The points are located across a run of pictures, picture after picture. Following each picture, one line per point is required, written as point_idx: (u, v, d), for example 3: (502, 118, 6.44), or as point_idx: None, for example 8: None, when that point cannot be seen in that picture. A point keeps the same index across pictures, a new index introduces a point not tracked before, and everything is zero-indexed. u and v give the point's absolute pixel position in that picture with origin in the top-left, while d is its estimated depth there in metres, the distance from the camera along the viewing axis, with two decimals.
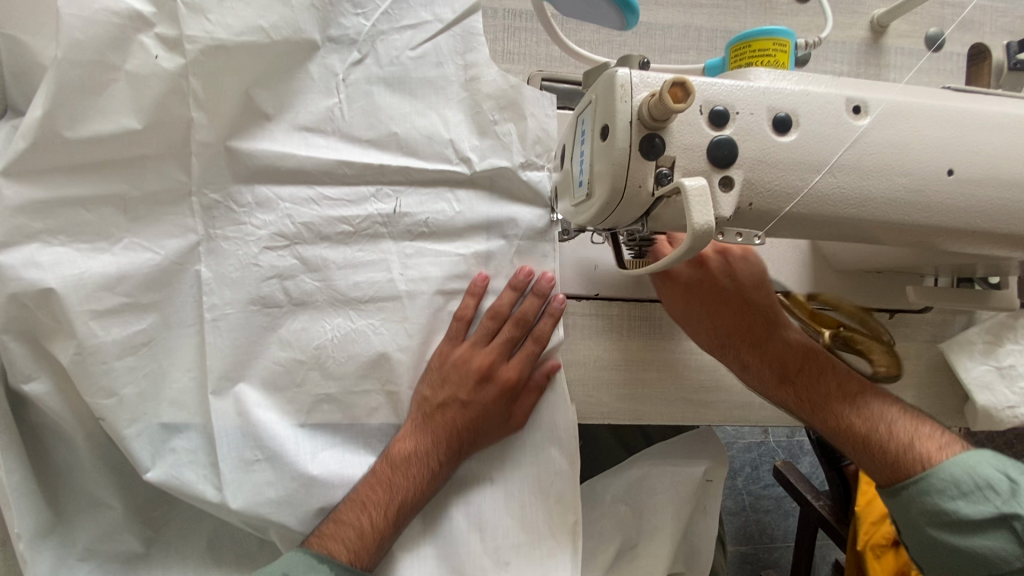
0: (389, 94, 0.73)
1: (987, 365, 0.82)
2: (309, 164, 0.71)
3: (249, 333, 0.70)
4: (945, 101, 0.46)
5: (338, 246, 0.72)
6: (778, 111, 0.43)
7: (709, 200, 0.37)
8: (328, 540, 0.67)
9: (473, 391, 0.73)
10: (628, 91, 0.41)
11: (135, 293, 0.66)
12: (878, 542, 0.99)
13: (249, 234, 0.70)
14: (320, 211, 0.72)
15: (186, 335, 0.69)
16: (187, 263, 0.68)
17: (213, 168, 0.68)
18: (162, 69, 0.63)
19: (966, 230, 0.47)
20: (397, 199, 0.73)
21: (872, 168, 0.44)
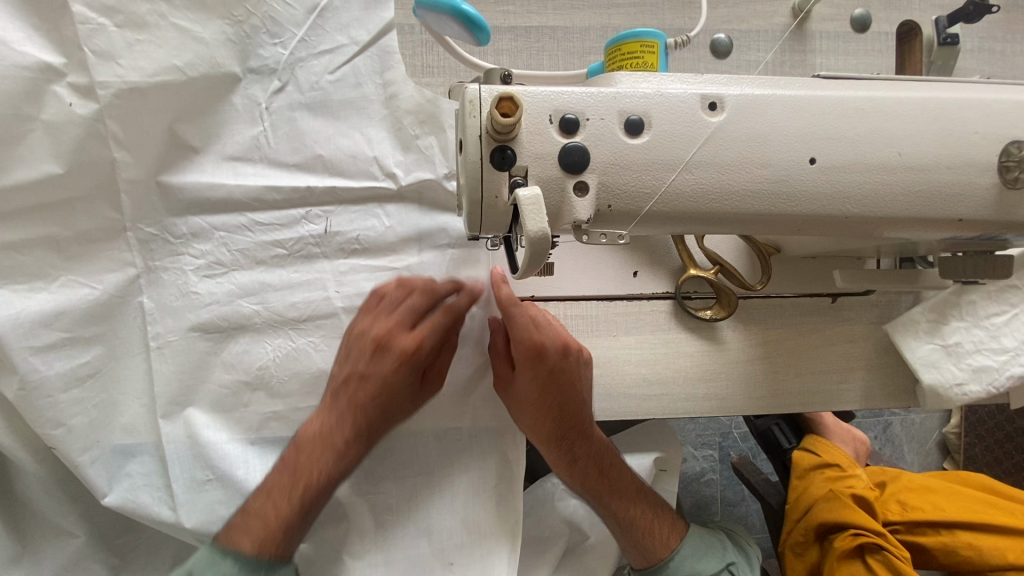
0: (313, 118, 0.75)
1: (934, 344, 0.81)
2: (238, 192, 0.73)
3: (191, 358, 0.73)
4: (805, 91, 0.47)
5: (273, 269, 0.75)
6: (630, 115, 0.44)
7: (542, 208, 0.39)
8: (235, 533, 0.65)
9: (371, 363, 0.70)
10: (477, 105, 0.42)
11: (77, 328, 0.69)
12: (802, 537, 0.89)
13: (186, 263, 0.73)
14: (254, 236, 0.74)
15: (131, 363, 0.73)
16: (129, 295, 0.72)
17: (145, 204, 0.71)
18: (77, 115, 0.66)
19: (840, 217, 0.48)
20: (327, 219, 0.76)
21: (731, 163, 0.45)
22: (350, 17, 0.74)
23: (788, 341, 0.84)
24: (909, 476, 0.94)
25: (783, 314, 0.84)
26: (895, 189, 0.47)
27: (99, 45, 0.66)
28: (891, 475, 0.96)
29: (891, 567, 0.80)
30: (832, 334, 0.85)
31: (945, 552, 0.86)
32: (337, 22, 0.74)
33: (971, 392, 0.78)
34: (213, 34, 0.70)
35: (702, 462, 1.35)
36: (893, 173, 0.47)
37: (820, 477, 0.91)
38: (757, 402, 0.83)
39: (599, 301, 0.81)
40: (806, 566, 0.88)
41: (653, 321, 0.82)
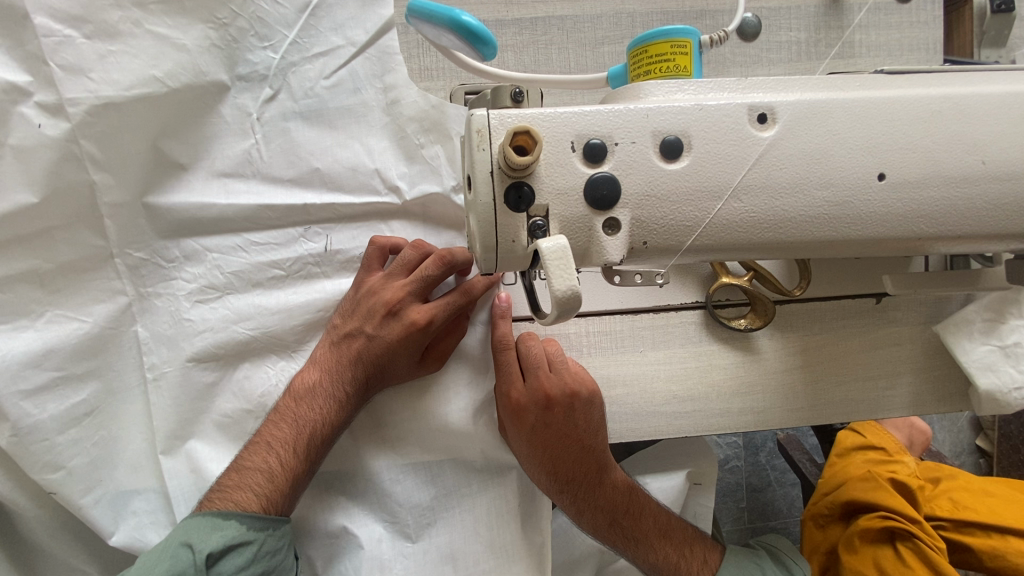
0: (307, 129, 0.68)
1: (990, 346, 0.73)
2: (230, 212, 0.67)
3: (192, 392, 0.68)
4: (870, 92, 0.40)
5: (271, 291, 0.69)
6: (666, 135, 0.37)
7: (570, 260, 0.33)
8: (231, 492, 0.59)
9: (380, 326, 0.65)
10: (486, 136, 0.36)
11: (68, 365, 0.64)
12: (820, 511, 0.85)
13: (179, 289, 0.68)
14: (250, 257, 0.69)
15: (130, 397, 0.68)
16: (122, 326, 0.67)
17: (131, 228, 0.66)
18: (47, 137, 0.61)
19: (912, 237, 0.41)
20: (327, 236, 0.70)
21: (785, 185, 0.38)
22: (345, 15, 0.67)
23: (828, 346, 0.78)
24: (967, 479, 0.87)
25: (822, 318, 0.77)
26: (975, 203, 0.40)
27: (64, 58, 0.61)
28: (947, 473, 0.89)
29: (921, 555, 0.74)
30: (876, 337, 0.78)
31: (991, 555, 0.79)
32: (331, 20, 0.67)
33: None
34: (195, 40, 0.64)
35: (726, 448, 1.24)
36: (975, 184, 0.40)
37: (861, 457, 0.88)
38: (796, 413, 0.78)
39: (622, 315, 0.75)
40: (825, 539, 0.83)
41: (682, 333, 0.76)
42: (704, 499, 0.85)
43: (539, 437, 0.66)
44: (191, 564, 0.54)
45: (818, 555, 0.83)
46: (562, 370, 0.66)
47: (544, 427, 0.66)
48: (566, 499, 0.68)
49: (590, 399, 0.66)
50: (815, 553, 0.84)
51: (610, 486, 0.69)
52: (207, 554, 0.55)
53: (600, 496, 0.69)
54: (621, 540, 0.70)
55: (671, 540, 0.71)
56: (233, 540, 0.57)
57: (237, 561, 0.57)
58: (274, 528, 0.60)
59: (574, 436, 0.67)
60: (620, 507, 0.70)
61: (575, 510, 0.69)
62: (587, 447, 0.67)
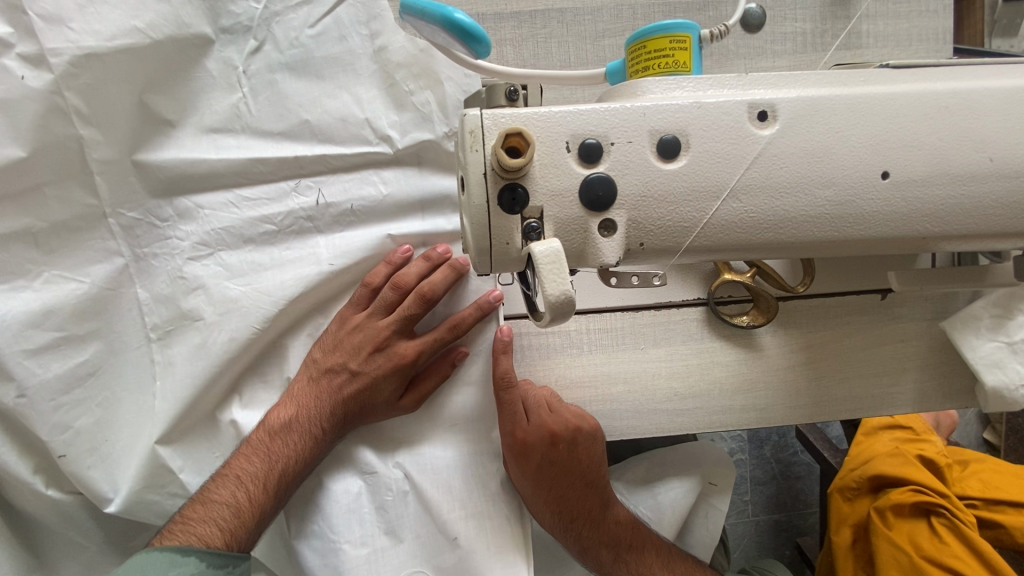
0: (295, 80, 0.64)
1: (997, 342, 0.72)
2: (220, 167, 0.63)
3: (188, 365, 0.64)
4: (873, 87, 0.39)
5: (263, 248, 0.65)
6: (663, 133, 0.36)
7: (563, 263, 0.33)
8: (193, 525, 0.58)
9: (363, 361, 0.65)
10: (479, 138, 0.35)
11: (70, 325, 0.61)
12: (849, 484, 0.83)
13: (174, 247, 0.64)
14: (240, 213, 0.65)
15: (134, 359, 0.65)
16: (121, 287, 0.63)
17: (122, 186, 0.62)
18: (31, 89, 0.56)
19: (915, 238, 0.40)
20: (319, 190, 0.66)
21: (787, 184, 0.38)
22: None
23: (832, 342, 0.77)
24: (995, 462, 0.88)
25: (826, 314, 0.76)
26: (981, 200, 0.39)
27: (44, 7, 0.56)
28: (975, 458, 0.90)
29: (958, 532, 0.73)
30: (882, 333, 0.77)
31: (1007, 534, 0.79)
32: None
33: None
34: None
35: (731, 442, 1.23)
36: (982, 181, 0.39)
37: (890, 436, 0.87)
38: (799, 410, 0.77)
39: (624, 312, 0.75)
40: (853, 512, 0.82)
41: (684, 330, 0.75)
42: (719, 500, 0.83)
43: (543, 479, 0.66)
44: None
45: (846, 531, 0.81)
46: (563, 408, 0.66)
47: (549, 469, 0.66)
48: (569, 537, 0.69)
49: (592, 434, 0.66)
50: (843, 526, 0.82)
51: (613, 523, 0.70)
52: None
53: (604, 533, 0.69)
54: None
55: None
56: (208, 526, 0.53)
57: None
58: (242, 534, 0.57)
59: (578, 475, 0.67)
60: (623, 543, 0.70)
61: (577, 546, 0.69)
62: (591, 484, 0.68)
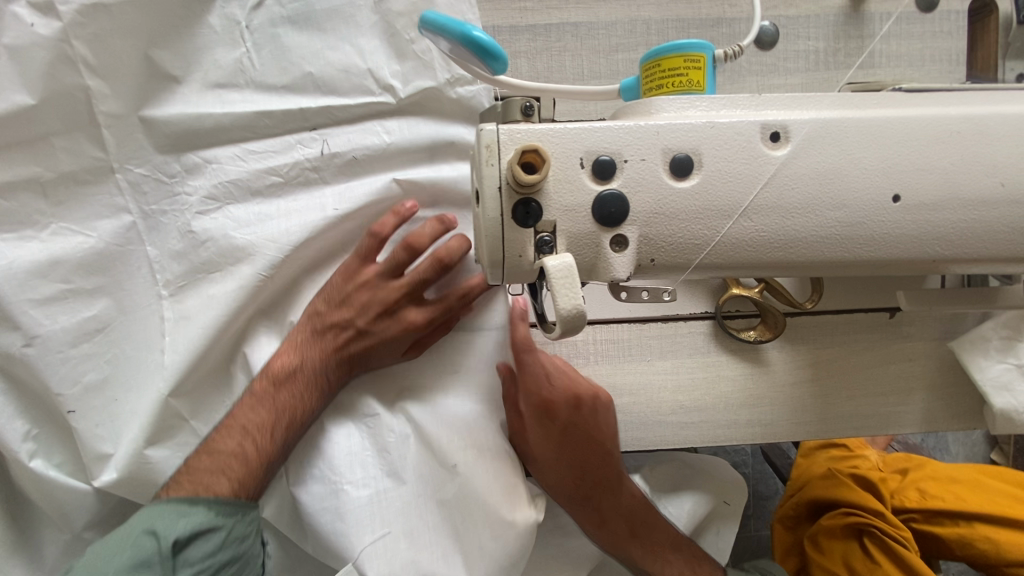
0: (297, 34, 0.64)
1: (1007, 364, 0.73)
2: (225, 121, 0.63)
3: (196, 325, 0.64)
4: (884, 110, 0.39)
5: (271, 200, 0.65)
6: (676, 153, 0.37)
7: (576, 277, 0.32)
8: (201, 475, 0.60)
9: (370, 320, 0.64)
10: (495, 151, 0.36)
11: (76, 277, 0.62)
12: (787, 514, 0.86)
13: (183, 203, 0.64)
14: (247, 165, 0.64)
15: (142, 316, 0.64)
16: (129, 245, 0.63)
17: (129, 142, 0.62)
18: (40, 36, 0.58)
19: (926, 259, 0.40)
20: (323, 141, 0.65)
21: (799, 205, 0.38)
22: None
23: (839, 360, 0.77)
24: (933, 465, 0.86)
25: (833, 331, 0.77)
26: (994, 224, 0.39)
27: None
28: (915, 463, 0.87)
29: (889, 550, 0.74)
30: (889, 352, 0.77)
31: (960, 543, 0.77)
32: None
33: None
34: None
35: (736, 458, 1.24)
36: (996, 206, 0.39)
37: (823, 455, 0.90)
38: (804, 426, 0.77)
39: (631, 324, 0.75)
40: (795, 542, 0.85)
41: (691, 343, 0.76)
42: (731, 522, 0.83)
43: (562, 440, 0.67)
44: (155, 552, 0.55)
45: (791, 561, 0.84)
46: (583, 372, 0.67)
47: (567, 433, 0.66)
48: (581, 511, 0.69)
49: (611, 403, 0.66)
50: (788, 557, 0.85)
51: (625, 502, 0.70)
52: (171, 541, 0.55)
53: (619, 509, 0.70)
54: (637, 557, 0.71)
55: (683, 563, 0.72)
56: (200, 526, 0.57)
57: (205, 548, 0.57)
58: (244, 513, 0.61)
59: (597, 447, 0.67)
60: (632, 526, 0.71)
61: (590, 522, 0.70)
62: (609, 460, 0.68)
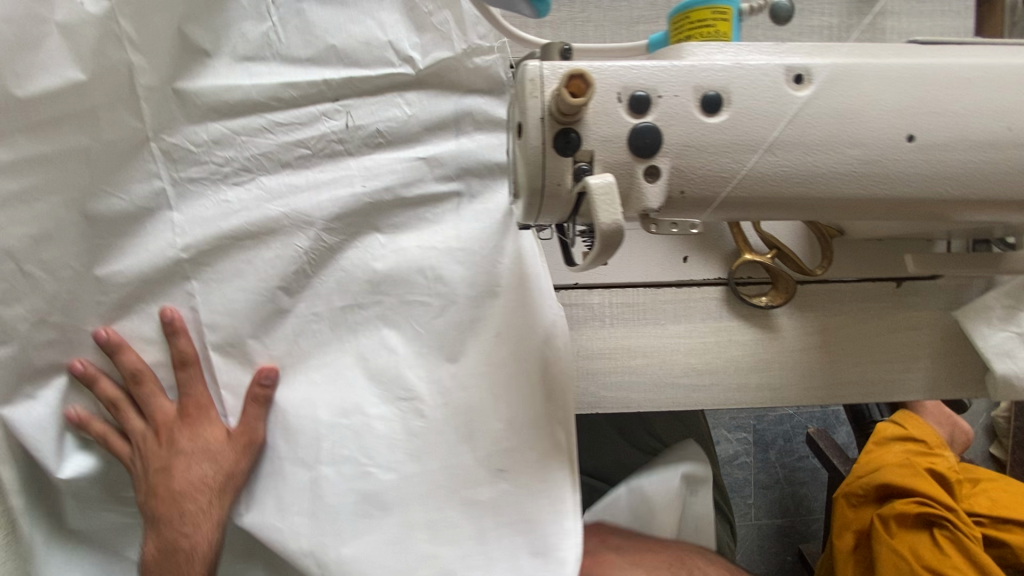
0: (319, 7, 0.62)
1: (1009, 332, 0.76)
2: (254, 94, 0.62)
3: (232, 287, 0.63)
4: (902, 58, 0.42)
5: (298, 171, 0.64)
6: (708, 90, 0.40)
7: (616, 197, 0.35)
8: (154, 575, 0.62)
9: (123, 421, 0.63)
10: (539, 85, 0.39)
11: (118, 235, 0.61)
12: (856, 490, 0.84)
13: (212, 172, 0.63)
14: (274, 138, 0.63)
15: (173, 277, 0.63)
16: (161, 207, 0.62)
17: (164, 112, 0.61)
18: (89, 13, 0.57)
19: (937, 199, 0.43)
20: (348, 113, 0.64)
21: (819, 142, 0.41)
22: None
23: (846, 328, 0.79)
24: (1004, 482, 0.91)
25: (841, 299, 0.79)
26: (1000, 166, 0.42)
27: None
28: (980, 476, 0.92)
29: (958, 544, 0.76)
30: (895, 321, 0.80)
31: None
32: None
33: None
34: None
35: (735, 445, 1.43)
36: (1002, 149, 0.42)
37: (901, 446, 0.85)
38: (812, 391, 0.79)
39: (646, 288, 0.78)
40: (858, 518, 0.83)
41: (703, 308, 0.78)
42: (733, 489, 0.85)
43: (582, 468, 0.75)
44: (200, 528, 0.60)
45: (848, 535, 0.83)
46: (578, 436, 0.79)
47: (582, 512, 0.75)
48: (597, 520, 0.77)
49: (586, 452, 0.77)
50: (846, 531, 0.84)
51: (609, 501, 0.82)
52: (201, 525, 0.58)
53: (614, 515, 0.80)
54: None
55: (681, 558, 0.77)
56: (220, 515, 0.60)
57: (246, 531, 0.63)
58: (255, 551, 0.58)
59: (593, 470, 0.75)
60: None
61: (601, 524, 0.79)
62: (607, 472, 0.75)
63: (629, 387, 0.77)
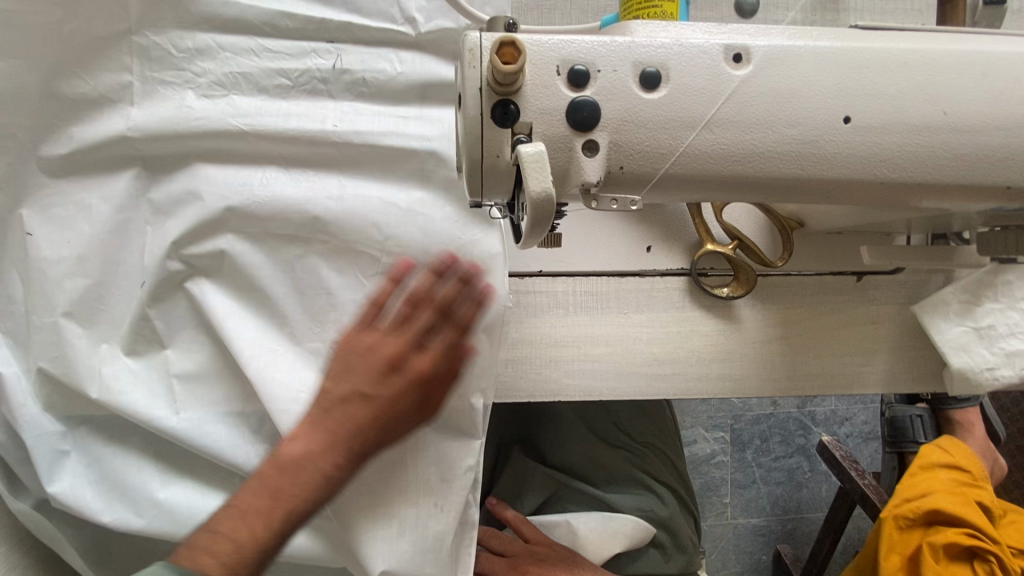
0: None
1: (965, 327, 0.76)
2: (250, 15, 0.69)
3: (180, 206, 0.69)
4: (840, 41, 0.42)
5: (274, 99, 0.70)
6: (646, 66, 0.40)
7: (547, 164, 0.35)
8: None
9: None
10: (478, 55, 0.39)
11: (76, 120, 0.68)
12: (908, 515, 0.86)
13: (187, 79, 0.69)
14: (260, 62, 0.70)
15: (119, 176, 0.69)
16: (119, 99, 0.68)
17: (154, 11, 0.68)
18: None
19: (874, 182, 0.43)
20: (337, 56, 0.71)
21: (757, 120, 0.41)
22: None
23: (807, 320, 0.80)
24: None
25: (803, 291, 0.80)
26: (935, 152, 0.43)
27: None
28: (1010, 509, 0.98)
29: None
30: (855, 314, 0.81)
31: None
32: None
33: (1005, 377, 0.73)
34: None
35: (711, 444, 1.43)
36: (937, 134, 0.43)
37: (947, 474, 0.87)
38: (772, 383, 0.80)
39: (609, 277, 0.78)
40: (904, 541, 0.86)
41: (666, 298, 0.79)
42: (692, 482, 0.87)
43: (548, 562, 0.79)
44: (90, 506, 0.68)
45: (896, 558, 0.86)
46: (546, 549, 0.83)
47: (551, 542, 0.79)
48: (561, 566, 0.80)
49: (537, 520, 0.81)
50: (892, 553, 0.86)
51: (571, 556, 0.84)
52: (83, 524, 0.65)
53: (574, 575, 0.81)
54: None
55: None
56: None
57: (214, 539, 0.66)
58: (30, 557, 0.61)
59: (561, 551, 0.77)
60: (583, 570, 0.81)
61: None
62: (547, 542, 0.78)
63: (591, 376, 0.78)
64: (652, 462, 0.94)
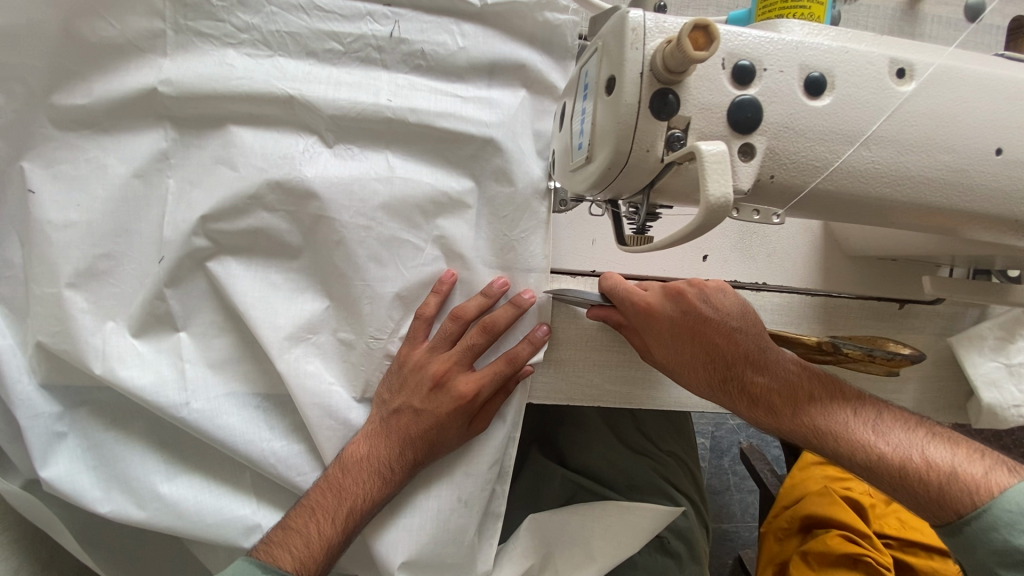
0: None
1: (998, 362, 0.76)
2: None
3: (215, 174, 0.62)
4: (998, 67, 0.40)
5: (324, 65, 0.64)
6: (812, 70, 0.37)
7: (728, 166, 0.34)
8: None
9: None
10: (641, 36, 0.35)
11: (101, 67, 0.60)
12: (781, 524, 0.94)
13: (225, 31, 0.61)
14: (309, 21, 0.63)
15: (146, 135, 0.62)
16: (149, 48, 0.60)
17: None
18: None
19: (1006, 218, 0.42)
20: (395, 22, 0.65)
21: (917, 143, 0.39)
22: None
23: None
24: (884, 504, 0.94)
25: (849, 315, 0.79)
26: None
27: None
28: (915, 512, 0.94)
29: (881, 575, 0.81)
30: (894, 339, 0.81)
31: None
32: None
33: None
34: None
35: None
36: None
37: (821, 474, 0.96)
38: None
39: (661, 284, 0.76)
40: (783, 550, 0.92)
41: None
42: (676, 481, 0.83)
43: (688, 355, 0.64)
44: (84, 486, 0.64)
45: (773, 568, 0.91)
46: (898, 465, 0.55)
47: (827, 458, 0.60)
48: (727, 398, 0.64)
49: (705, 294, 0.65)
50: (770, 564, 0.92)
51: (771, 379, 0.62)
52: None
53: (758, 392, 0.62)
54: (796, 434, 0.61)
55: (922, 436, 0.57)
56: None
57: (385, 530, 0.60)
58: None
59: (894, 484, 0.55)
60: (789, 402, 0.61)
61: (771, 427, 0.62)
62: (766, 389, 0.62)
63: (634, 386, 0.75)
64: (675, 470, 0.92)
